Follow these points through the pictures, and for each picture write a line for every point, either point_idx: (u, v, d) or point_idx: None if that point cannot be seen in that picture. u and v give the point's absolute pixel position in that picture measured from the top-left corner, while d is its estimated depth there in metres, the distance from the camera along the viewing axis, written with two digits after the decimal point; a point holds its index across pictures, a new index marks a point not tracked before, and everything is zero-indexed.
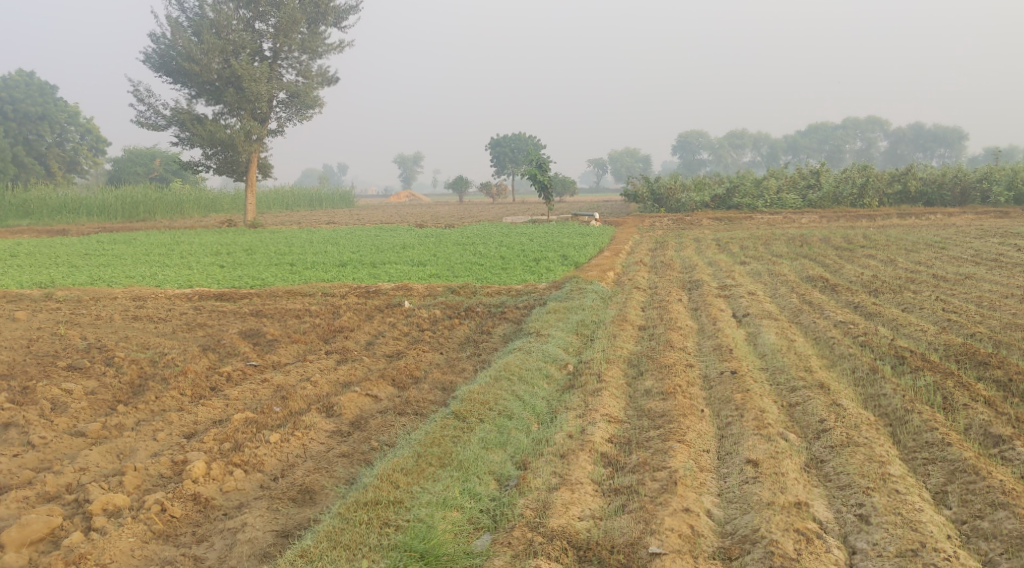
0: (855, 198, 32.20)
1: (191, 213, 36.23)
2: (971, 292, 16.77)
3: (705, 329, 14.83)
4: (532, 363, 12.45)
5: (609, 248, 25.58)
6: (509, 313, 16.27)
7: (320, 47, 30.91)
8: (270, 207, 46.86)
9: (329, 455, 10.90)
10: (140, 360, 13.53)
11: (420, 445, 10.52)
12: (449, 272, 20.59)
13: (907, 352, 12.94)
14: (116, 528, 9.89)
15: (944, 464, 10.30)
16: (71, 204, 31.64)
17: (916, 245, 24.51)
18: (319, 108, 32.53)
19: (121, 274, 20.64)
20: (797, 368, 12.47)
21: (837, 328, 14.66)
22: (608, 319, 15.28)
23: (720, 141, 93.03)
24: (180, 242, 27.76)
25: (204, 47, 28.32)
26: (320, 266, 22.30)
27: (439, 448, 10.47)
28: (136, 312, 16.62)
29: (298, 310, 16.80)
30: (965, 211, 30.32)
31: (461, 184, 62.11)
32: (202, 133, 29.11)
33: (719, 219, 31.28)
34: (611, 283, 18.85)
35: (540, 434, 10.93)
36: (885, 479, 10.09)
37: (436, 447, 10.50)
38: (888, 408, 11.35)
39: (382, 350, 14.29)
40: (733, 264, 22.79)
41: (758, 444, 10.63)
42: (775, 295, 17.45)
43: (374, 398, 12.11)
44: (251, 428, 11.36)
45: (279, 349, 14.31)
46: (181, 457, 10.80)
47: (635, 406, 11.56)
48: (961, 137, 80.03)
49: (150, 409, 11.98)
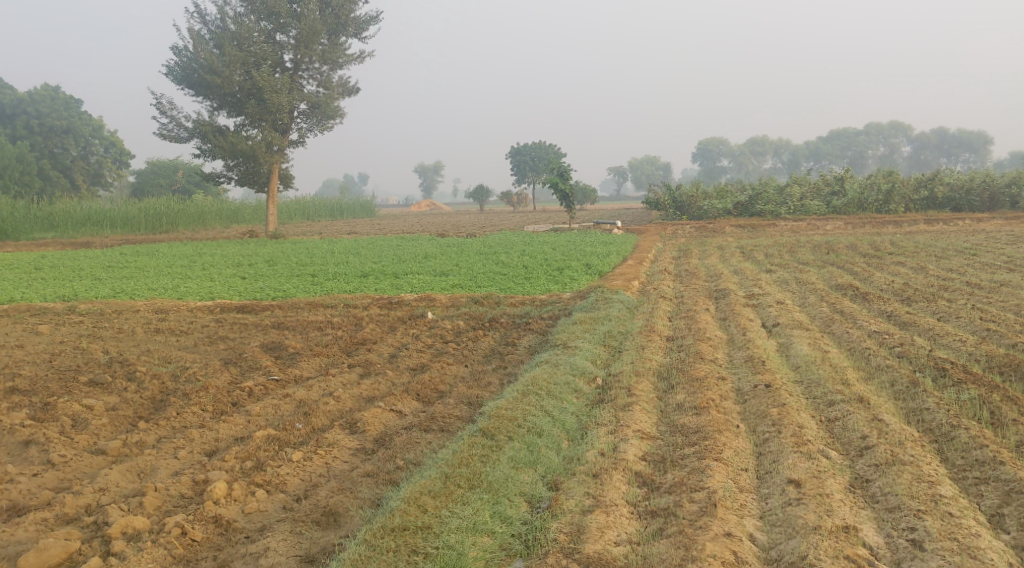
0: (880, 205, 31.71)
1: (213, 224, 36.13)
2: (1008, 301, 16.30)
3: (734, 339, 14.46)
4: (560, 377, 12.08)
5: (634, 257, 25.22)
6: (534, 323, 15.95)
7: (341, 58, 30.75)
8: (292, 217, 46.82)
9: (353, 475, 10.60)
10: (162, 375, 13.30)
11: (448, 465, 10.20)
12: (472, 282, 20.29)
13: (947, 363, 12.53)
14: (136, 553, 9.64)
15: (998, 485, 9.94)
16: (94, 216, 31.61)
17: (946, 252, 24.00)
18: (340, 118, 32.39)
19: (144, 286, 20.47)
20: (833, 382, 12.06)
21: (871, 338, 14.25)
22: (636, 329, 14.92)
23: (742, 148, 92.42)
24: (202, 253, 27.63)
25: (225, 59, 28.21)
26: (342, 276, 22.07)
27: (468, 469, 10.15)
28: (158, 325, 16.42)
29: (320, 322, 16.54)
30: (994, 217, 29.74)
31: (482, 194, 61.87)
32: (224, 145, 28.99)
33: (742, 226, 30.87)
34: (636, 292, 18.49)
35: (570, 452, 10.59)
36: (936, 501, 9.72)
37: (465, 467, 10.18)
38: (933, 423, 10.94)
39: (406, 363, 14.00)
40: (760, 272, 22.37)
41: (799, 462, 10.27)
42: (805, 304, 17.04)
43: (398, 414, 11.81)
44: (273, 445, 11.07)
45: (301, 363, 14.04)
46: (202, 477, 10.54)
47: (667, 421, 11.21)
48: (986, 142, 79.07)
49: (171, 426, 11.72)
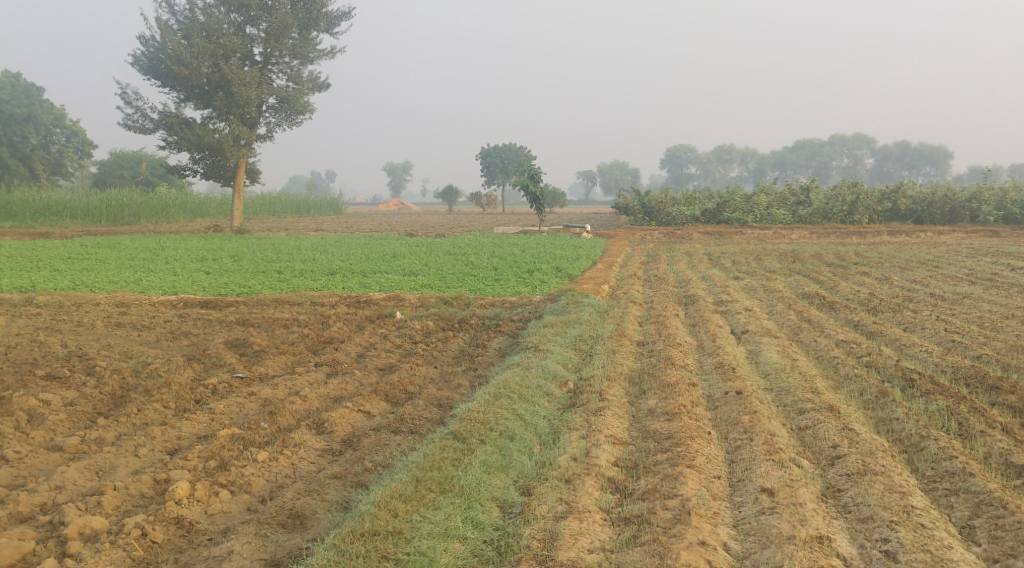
0: (845, 215, 31.92)
1: (177, 217, 35.65)
2: (971, 313, 16.40)
3: (704, 345, 14.41)
4: (532, 381, 11.94)
5: (602, 261, 25.16)
6: (504, 325, 15.80)
7: (311, 53, 30.43)
8: (257, 212, 46.36)
9: (320, 476, 10.41)
10: (122, 370, 13.02)
11: (418, 468, 10.03)
12: (441, 283, 20.12)
13: (915, 374, 12.53)
14: (92, 555, 9.41)
15: (968, 496, 9.95)
16: (55, 207, 31.06)
17: (910, 264, 24.17)
18: (309, 114, 32.08)
19: (105, 279, 20.10)
20: (803, 390, 12.01)
21: (839, 347, 14.26)
22: (607, 334, 14.83)
23: (709, 156, 92.90)
24: (165, 247, 27.23)
25: (193, 51, 27.83)
26: (309, 274, 21.80)
27: (439, 473, 9.99)
28: (119, 319, 16.09)
29: (286, 319, 16.30)
30: (955, 230, 30.08)
31: (450, 195, 61.65)
32: (190, 137, 28.60)
33: (710, 233, 30.93)
34: (605, 296, 18.42)
35: (542, 457, 10.46)
36: (908, 512, 9.72)
37: (435, 471, 10.02)
38: (903, 433, 10.93)
39: (374, 363, 13.81)
40: (727, 279, 22.40)
41: (771, 470, 10.22)
42: (773, 311, 17.06)
43: (366, 415, 11.61)
44: (238, 445, 10.84)
45: (266, 361, 13.80)
46: (164, 476, 10.28)
47: (639, 426, 11.11)
48: (947, 156, 80.15)
49: (131, 423, 11.45)
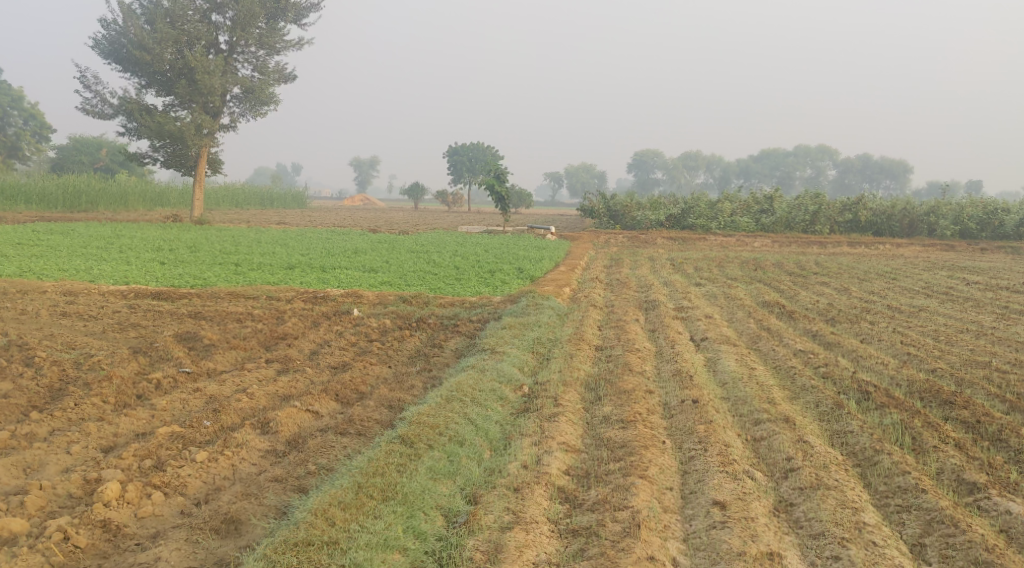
0: (807, 225, 31.99)
1: (136, 206, 34.99)
2: (927, 326, 16.37)
3: (663, 352, 14.21)
4: (486, 384, 11.64)
5: (564, 263, 24.95)
6: (462, 326, 15.51)
7: (278, 43, 29.94)
8: (219, 203, 45.73)
9: (261, 479, 10.08)
10: (63, 362, 12.59)
11: (360, 474, 9.73)
12: (402, 280, 19.80)
13: (871, 386, 12.41)
14: (9, 560, 9.12)
15: (920, 513, 9.83)
16: (9, 190, 30.35)
17: (869, 275, 24.21)
18: (274, 105, 31.59)
19: (54, 266, 19.56)
20: (760, 400, 11.84)
21: (797, 357, 14.15)
22: (565, 337, 14.61)
23: (675, 162, 93.16)
24: (121, 236, 26.65)
25: (157, 36, 27.27)
26: (266, 268, 21.39)
27: (382, 479, 9.69)
28: (65, 308, 15.62)
29: (239, 313, 15.91)
30: (913, 243, 30.26)
31: (416, 191, 61.20)
32: (150, 125, 28.02)
33: (673, 239, 30.82)
34: (566, 299, 18.19)
35: (492, 464, 10.19)
36: (860, 529, 9.58)
37: (379, 477, 9.72)
38: (857, 447, 10.78)
39: (327, 361, 13.48)
40: (689, 285, 22.28)
41: (724, 483, 10.03)
42: (733, 319, 16.93)
43: (314, 415, 11.27)
44: (177, 444, 10.47)
45: (215, 356, 13.42)
46: (95, 476, 9.91)
47: (592, 434, 10.88)
48: (908, 169, 80.97)
49: (67, 418, 11.06)
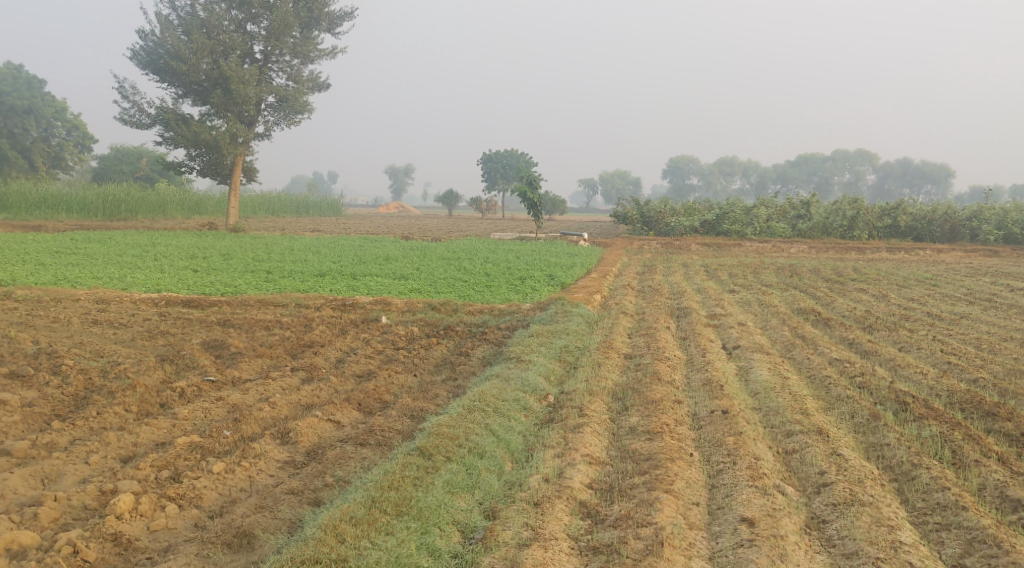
0: (845, 230, 31.48)
1: (174, 214, 35.19)
2: (969, 334, 15.93)
3: (693, 360, 13.91)
4: (509, 394, 11.41)
5: (597, 270, 24.69)
6: (490, 334, 15.31)
7: (312, 52, 29.96)
8: (256, 211, 45.93)
9: (277, 492, 9.95)
10: (90, 371, 12.54)
11: (375, 488, 9.57)
12: (431, 287, 19.65)
13: (908, 397, 12.04)
14: None
15: (960, 532, 9.48)
16: (50, 200, 30.80)
17: (908, 281, 23.74)
18: (308, 114, 31.62)
19: (89, 274, 19.62)
20: (792, 411, 11.52)
21: (832, 366, 13.78)
22: (594, 345, 14.35)
23: (711, 168, 92.51)
24: (156, 243, 26.79)
25: (193, 46, 27.37)
26: (297, 275, 21.33)
27: (397, 494, 9.52)
28: (97, 316, 15.61)
29: (268, 321, 15.83)
30: (955, 248, 29.67)
31: (450, 198, 61.19)
32: (186, 134, 28.13)
33: (708, 245, 30.43)
34: (596, 306, 17.94)
35: (513, 477, 9.99)
36: (896, 548, 9.26)
37: (394, 491, 9.55)
38: (893, 460, 10.42)
39: (352, 369, 13.33)
40: (723, 292, 21.96)
41: (753, 498, 9.72)
42: (767, 326, 16.58)
43: (335, 424, 11.11)
44: (195, 454, 10.36)
45: (241, 364, 13.31)
46: (110, 487, 9.83)
47: (618, 445, 10.62)
48: (949, 174, 79.71)
49: (88, 427, 10.99)
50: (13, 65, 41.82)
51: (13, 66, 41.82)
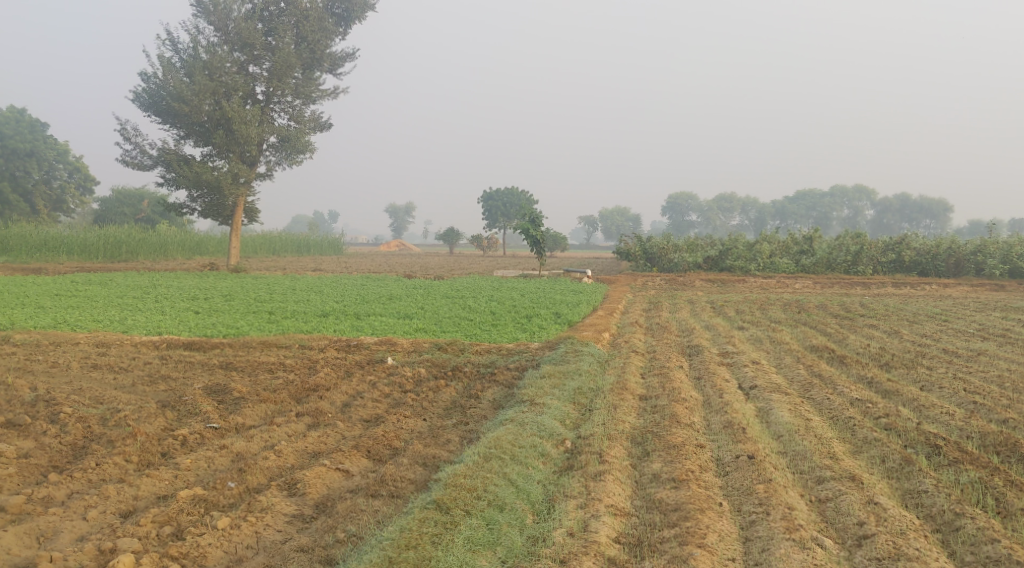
0: (848, 265, 31.11)
1: (175, 254, 34.79)
2: (990, 371, 15.46)
3: (711, 401, 13.42)
4: (526, 440, 10.90)
5: (603, 308, 24.25)
6: (499, 375, 14.83)
7: (314, 93, 29.71)
8: (257, 251, 45.56)
9: (286, 549, 9.48)
10: (88, 418, 12.06)
11: (392, 548, 9.14)
12: (437, 327, 19.21)
13: (940, 439, 11.53)
14: None
15: None
16: (52, 242, 30.37)
17: (917, 316, 23.31)
18: (310, 154, 31.35)
19: (89, 317, 19.17)
20: (821, 455, 11.02)
21: (854, 406, 13.28)
22: (608, 386, 13.85)
23: (710, 204, 92.36)
24: (158, 284, 26.41)
25: (195, 88, 27.14)
26: (300, 316, 20.90)
27: (417, 554, 9.09)
28: (96, 360, 15.16)
29: (271, 363, 15.36)
30: (960, 283, 29.24)
31: (451, 236, 60.88)
32: (188, 175, 27.83)
33: (712, 281, 30.02)
34: (606, 345, 17.47)
35: (535, 531, 9.54)
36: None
37: (413, 551, 9.13)
38: (934, 509, 9.98)
39: (359, 414, 12.84)
40: (732, 329, 21.52)
41: (792, 553, 9.33)
42: (781, 364, 16.09)
43: (345, 474, 10.62)
44: (199, 508, 9.87)
45: (244, 410, 12.81)
46: (110, 546, 9.38)
47: (642, 494, 10.12)
48: (947, 209, 79.48)
49: (86, 479, 10.50)
50: (15, 108, 41.65)
51: (15, 108, 41.66)
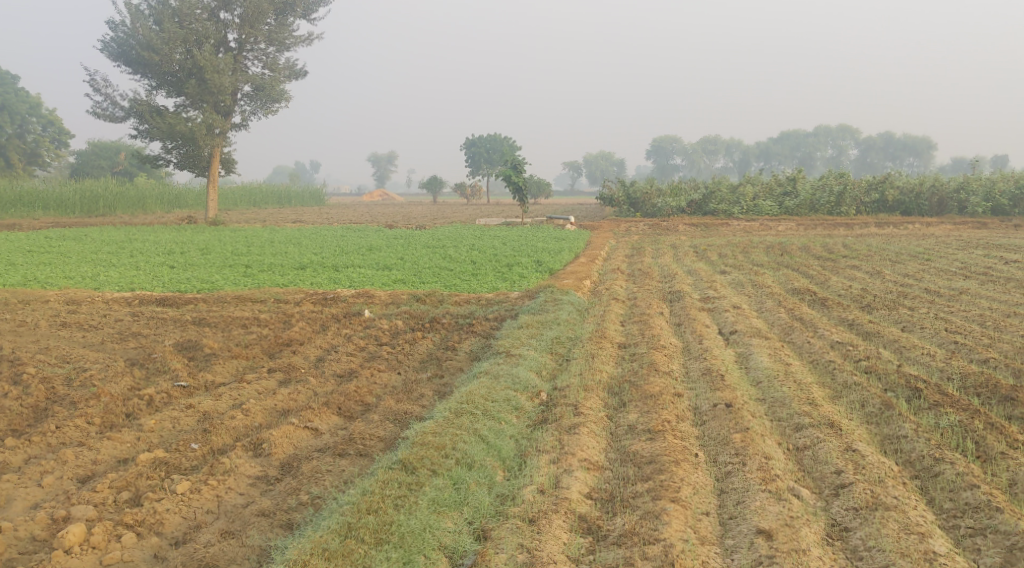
0: (832, 206, 30.73)
1: (154, 209, 34.20)
2: (972, 310, 15.24)
3: (691, 348, 13.17)
4: (499, 394, 10.64)
5: (585, 254, 23.92)
6: (477, 326, 14.53)
7: (288, 39, 29.00)
8: (237, 203, 44.96)
9: (246, 513, 9.22)
10: (52, 379, 11.74)
11: (352, 513, 8.86)
12: (416, 277, 18.86)
13: (921, 382, 11.32)
14: None
15: (997, 538, 8.90)
16: (27, 197, 29.62)
17: (901, 256, 23.06)
18: (285, 102, 30.70)
19: (60, 274, 18.74)
20: (800, 402, 10.78)
21: (835, 350, 13.06)
22: (586, 335, 13.58)
23: (695, 146, 91.75)
24: (134, 239, 25.92)
25: (165, 36, 26.45)
26: (277, 269, 20.50)
27: (379, 518, 8.82)
28: (66, 318, 14.77)
29: (245, 318, 15.01)
30: (943, 221, 28.95)
31: (436, 184, 60.32)
32: (161, 126, 27.21)
33: (695, 225, 29.68)
34: (587, 292, 17.16)
35: (505, 490, 9.32)
36: (929, 559, 8.67)
37: (372, 516, 8.84)
38: (913, 455, 9.82)
39: (333, 369, 12.53)
40: (714, 273, 21.22)
41: (768, 506, 9.12)
42: (763, 309, 15.83)
43: (313, 432, 10.38)
44: (159, 472, 9.62)
45: (215, 367, 12.51)
46: (63, 514, 9.08)
47: (617, 447, 9.93)
48: (930, 147, 79.17)
49: (46, 443, 10.21)
50: None
51: None
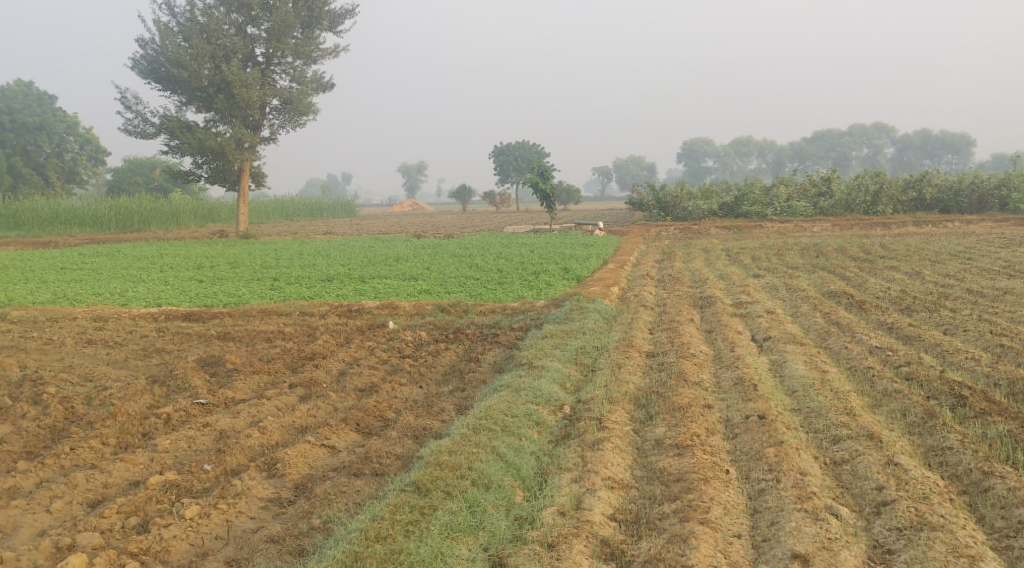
0: (868, 206, 30.02)
1: (187, 223, 34.16)
2: (1016, 311, 14.62)
3: (722, 356, 12.71)
4: (520, 409, 10.25)
5: (614, 260, 23.47)
6: (502, 336, 14.16)
7: (315, 52, 28.82)
8: (270, 216, 44.91)
9: (256, 540, 8.92)
10: (72, 399, 11.50)
11: (362, 540, 8.50)
12: (442, 288, 18.52)
13: (966, 388, 10.78)
14: None
15: None
16: (62, 214, 29.74)
17: (940, 256, 22.42)
18: (313, 116, 30.54)
19: (89, 291, 18.57)
20: (837, 412, 10.29)
21: (874, 355, 12.54)
22: (613, 344, 13.15)
23: (726, 149, 90.91)
24: (165, 254, 25.83)
25: (193, 52, 26.36)
26: (304, 282, 20.24)
27: (394, 545, 8.47)
28: (91, 335, 14.56)
29: (269, 332, 14.73)
30: (985, 219, 28.15)
31: (465, 193, 60.11)
32: (190, 142, 27.12)
33: (728, 228, 29.12)
34: (615, 300, 16.72)
35: (524, 511, 8.95)
36: None
37: (382, 544, 8.48)
38: (959, 468, 9.32)
39: (354, 383, 12.20)
40: (747, 277, 20.70)
41: (803, 527, 8.66)
42: (798, 314, 15.31)
43: (330, 450, 10.07)
44: (170, 496, 9.35)
45: (235, 383, 12.21)
46: (68, 542, 8.81)
47: (643, 464, 9.52)
48: (969, 143, 77.92)
49: (58, 466, 9.98)
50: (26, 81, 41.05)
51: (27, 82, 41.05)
